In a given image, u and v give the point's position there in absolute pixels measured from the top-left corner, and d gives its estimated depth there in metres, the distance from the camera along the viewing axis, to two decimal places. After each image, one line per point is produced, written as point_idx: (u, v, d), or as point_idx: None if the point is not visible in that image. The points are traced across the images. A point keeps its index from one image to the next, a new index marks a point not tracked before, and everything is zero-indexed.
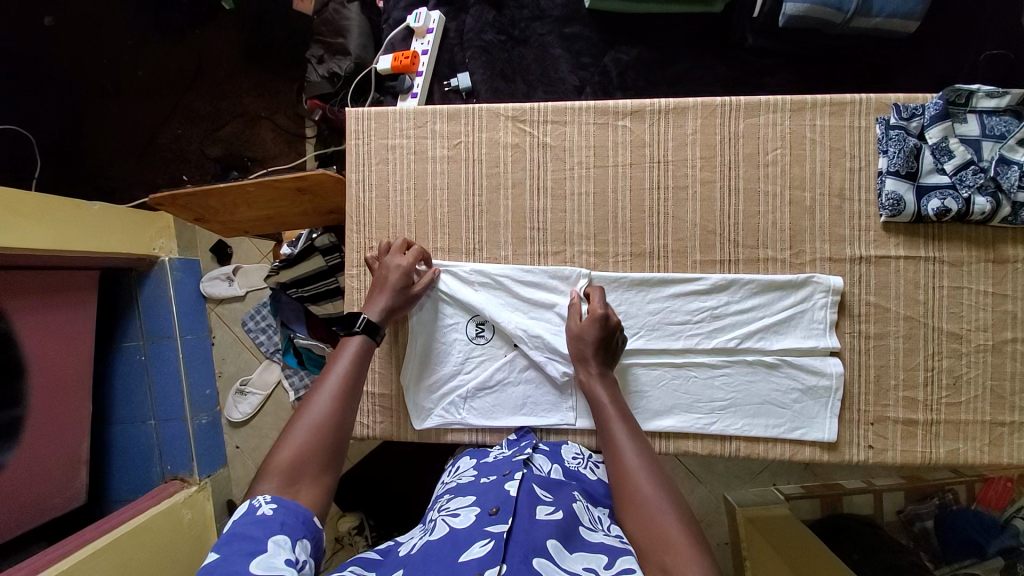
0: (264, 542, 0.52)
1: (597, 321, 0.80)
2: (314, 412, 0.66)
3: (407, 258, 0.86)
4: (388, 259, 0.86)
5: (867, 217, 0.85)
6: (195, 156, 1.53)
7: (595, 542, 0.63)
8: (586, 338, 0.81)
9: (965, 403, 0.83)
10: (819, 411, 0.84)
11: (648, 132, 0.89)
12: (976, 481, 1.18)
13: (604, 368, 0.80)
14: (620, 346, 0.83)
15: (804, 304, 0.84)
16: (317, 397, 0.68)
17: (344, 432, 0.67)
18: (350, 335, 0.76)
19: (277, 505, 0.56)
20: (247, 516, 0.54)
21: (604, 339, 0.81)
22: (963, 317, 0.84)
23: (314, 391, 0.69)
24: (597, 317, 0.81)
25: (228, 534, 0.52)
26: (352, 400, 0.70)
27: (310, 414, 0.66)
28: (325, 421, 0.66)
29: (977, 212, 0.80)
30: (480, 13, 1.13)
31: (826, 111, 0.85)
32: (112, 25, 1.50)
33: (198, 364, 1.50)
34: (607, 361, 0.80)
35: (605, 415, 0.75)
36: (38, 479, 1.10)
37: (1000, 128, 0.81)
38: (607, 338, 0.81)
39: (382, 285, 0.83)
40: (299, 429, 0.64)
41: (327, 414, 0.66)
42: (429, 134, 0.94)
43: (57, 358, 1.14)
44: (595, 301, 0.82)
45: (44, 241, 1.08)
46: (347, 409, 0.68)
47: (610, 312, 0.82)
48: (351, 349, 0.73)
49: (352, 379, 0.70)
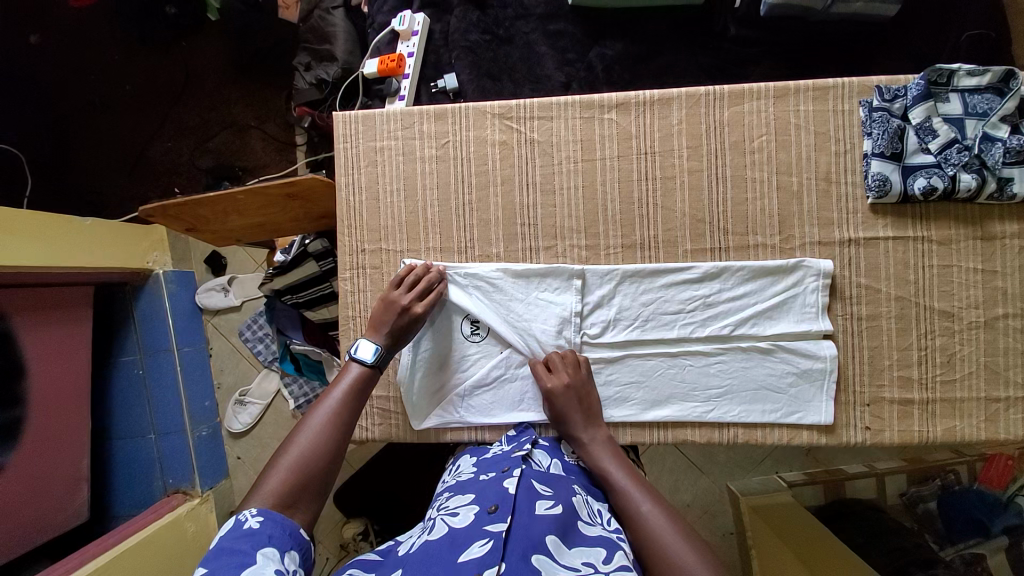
0: (253, 555, 0.53)
1: (548, 394, 0.83)
2: (308, 435, 0.67)
3: (424, 305, 0.85)
4: (406, 298, 0.85)
5: (854, 199, 0.85)
6: (185, 168, 1.53)
7: (592, 536, 0.64)
8: (556, 414, 0.83)
9: (959, 380, 0.84)
10: (814, 394, 0.84)
11: (634, 123, 0.89)
12: (977, 461, 1.20)
13: (589, 430, 0.81)
14: (588, 398, 0.83)
15: (796, 288, 0.85)
16: (313, 419, 0.70)
17: (337, 454, 0.68)
18: (350, 362, 0.77)
19: (263, 519, 0.58)
20: (234, 531, 0.55)
21: (567, 404, 0.82)
22: (954, 295, 0.84)
23: (308, 415, 0.70)
24: (548, 389, 0.83)
25: (215, 548, 0.53)
26: (348, 421, 0.71)
27: (303, 438, 0.67)
28: (321, 444, 0.67)
29: (964, 189, 0.81)
30: (464, 13, 1.14)
31: (809, 96, 0.86)
32: (97, 40, 1.50)
33: (196, 376, 1.50)
34: (587, 425, 0.82)
35: (619, 486, 0.72)
36: (36, 498, 1.09)
37: (982, 106, 0.81)
38: (569, 402, 0.82)
39: (391, 323, 0.83)
40: (294, 453, 0.65)
41: (322, 437, 0.68)
42: (416, 134, 0.94)
43: (52, 374, 1.14)
44: (540, 376, 0.85)
45: (36, 257, 1.08)
46: (342, 431, 0.70)
47: (557, 377, 0.84)
48: (349, 376, 0.75)
49: (346, 405, 0.71)
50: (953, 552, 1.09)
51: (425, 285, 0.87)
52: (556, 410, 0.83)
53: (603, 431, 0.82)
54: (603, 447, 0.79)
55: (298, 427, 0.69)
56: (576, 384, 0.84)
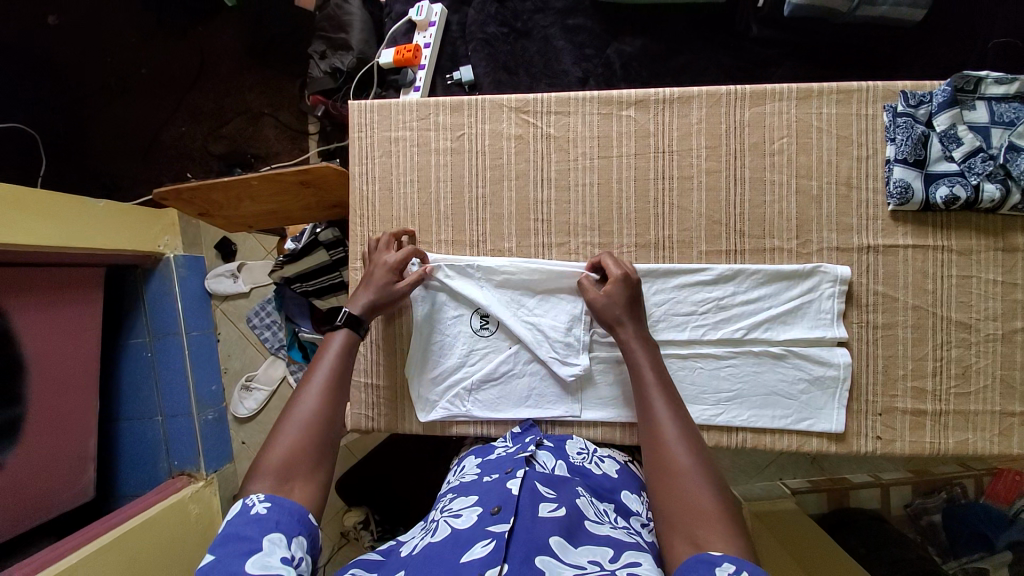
0: (259, 541, 0.53)
1: (614, 278, 0.81)
2: (305, 412, 0.67)
3: (395, 255, 0.84)
4: (377, 257, 0.85)
5: (874, 206, 0.84)
6: (199, 153, 1.53)
7: (601, 535, 0.64)
8: (615, 299, 0.80)
9: (974, 393, 0.83)
10: (826, 402, 0.83)
11: (652, 121, 0.88)
12: (985, 475, 1.19)
13: (638, 329, 0.78)
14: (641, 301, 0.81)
15: (811, 293, 0.83)
16: (305, 397, 0.69)
17: (336, 426, 0.69)
18: (333, 330, 0.76)
19: (271, 504, 0.57)
20: (241, 516, 0.56)
21: (626, 295, 0.80)
22: (972, 306, 0.83)
23: (303, 388, 0.70)
24: (615, 274, 0.81)
25: (223, 535, 0.53)
26: (340, 393, 0.71)
27: (301, 410, 0.68)
28: (315, 419, 0.67)
29: (987, 200, 0.79)
30: (483, 5, 1.13)
31: (833, 99, 0.85)
32: (115, 22, 1.50)
33: (203, 360, 1.51)
34: (639, 321, 0.79)
35: (643, 388, 0.72)
36: (42, 476, 1.11)
37: (1010, 115, 0.79)
38: (631, 293, 0.80)
39: (368, 281, 0.82)
40: (290, 430, 0.65)
41: (316, 412, 0.68)
42: (432, 126, 0.94)
43: (59, 355, 1.14)
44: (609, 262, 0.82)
45: (49, 238, 1.08)
46: (335, 405, 0.70)
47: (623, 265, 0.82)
48: (336, 343, 0.74)
49: (341, 373, 0.72)
50: (956, 566, 1.08)
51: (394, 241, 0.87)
52: (628, 296, 0.80)
53: (650, 337, 0.78)
54: (642, 343, 0.76)
55: (288, 408, 0.68)
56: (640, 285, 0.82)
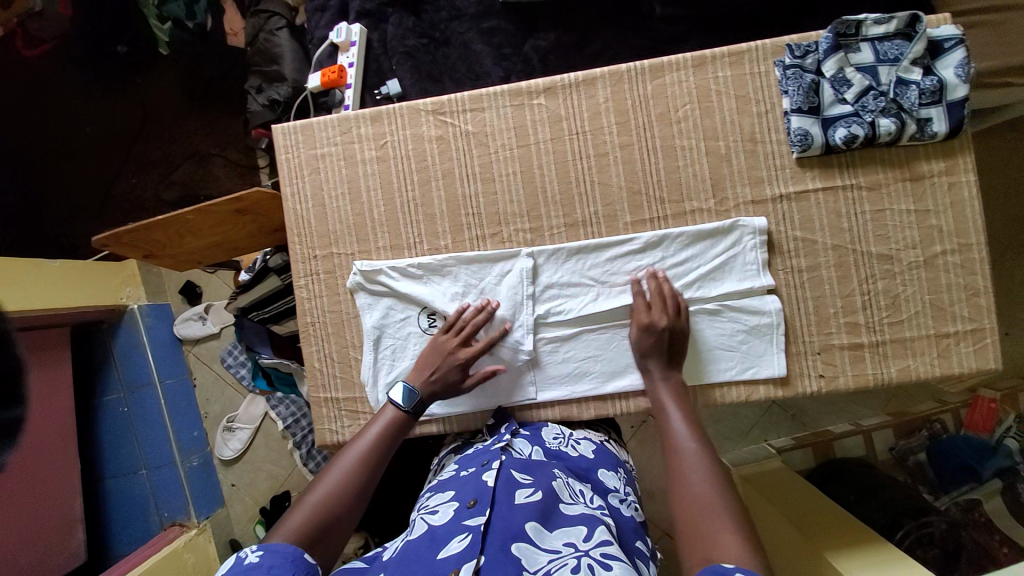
0: None
1: (641, 329, 0.84)
2: (339, 473, 0.71)
3: (467, 353, 0.85)
4: (453, 342, 0.86)
5: (780, 156, 0.87)
6: (151, 202, 1.55)
7: (573, 514, 0.65)
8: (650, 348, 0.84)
9: (907, 321, 0.85)
10: (765, 348, 0.86)
11: (563, 106, 0.91)
12: (961, 408, 1.22)
13: (665, 370, 0.84)
14: (682, 340, 0.84)
15: (734, 249, 0.86)
16: (342, 461, 0.73)
17: (362, 496, 0.71)
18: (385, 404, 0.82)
19: (263, 552, 0.57)
20: (235, 568, 0.55)
21: (659, 342, 0.83)
22: (890, 238, 0.86)
23: (345, 452, 0.74)
24: (641, 324, 0.84)
25: None
26: (375, 466, 0.74)
27: (335, 474, 0.71)
28: (344, 483, 0.70)
29: (885, 133, 0.82)
30: (400, 21, 1.17)
31: (725, 62, 0.88)
32: (57, 87, 1.54)
33: (181, 408, 1.51)
34: (669, 364, 0.84)
35: (671, 421, 0.76)
36: (33, 543, 1.10)
37: (894, 52, 0.83)
38: (659, 341, 0.83)
39: (435, 365, 0.86)
40: (321, 489, 0.69)
41: (349, 478, 0.71)
42: (356, 138, 0.96)
43: (39, 418, 1.15)
44: (636, 311, 0.85)
45: (14, 302, 1.10)
46: (368, 476, 0.73)
47: (654, 315, 0.84)
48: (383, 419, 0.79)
49: (379, 446, 0.75)
50: (947, 501, 1.10)
51: (471, 333, 0.87)
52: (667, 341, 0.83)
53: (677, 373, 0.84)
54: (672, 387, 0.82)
55: (327, 467, 0.73)
56: (674, 325, 0.84)
